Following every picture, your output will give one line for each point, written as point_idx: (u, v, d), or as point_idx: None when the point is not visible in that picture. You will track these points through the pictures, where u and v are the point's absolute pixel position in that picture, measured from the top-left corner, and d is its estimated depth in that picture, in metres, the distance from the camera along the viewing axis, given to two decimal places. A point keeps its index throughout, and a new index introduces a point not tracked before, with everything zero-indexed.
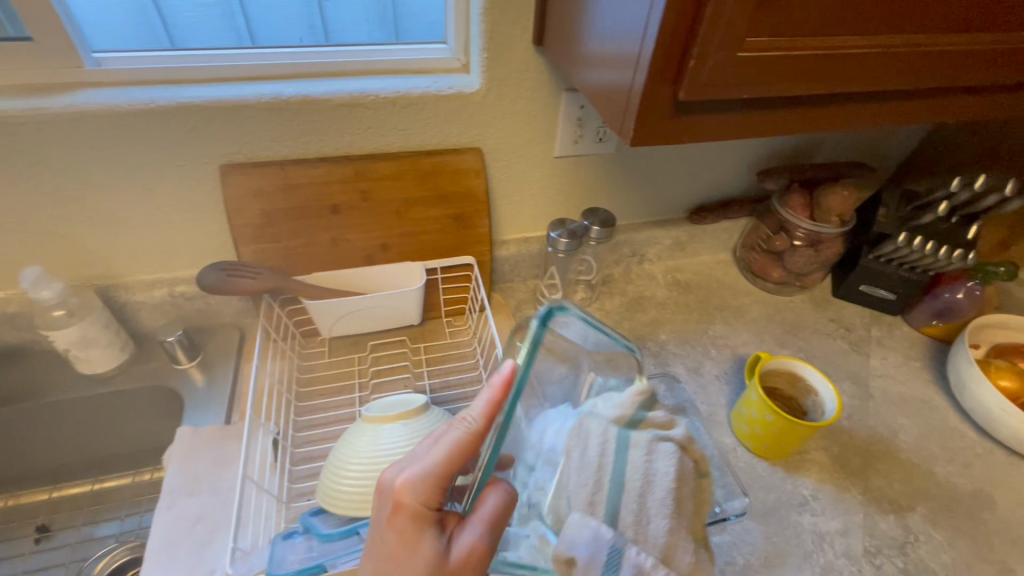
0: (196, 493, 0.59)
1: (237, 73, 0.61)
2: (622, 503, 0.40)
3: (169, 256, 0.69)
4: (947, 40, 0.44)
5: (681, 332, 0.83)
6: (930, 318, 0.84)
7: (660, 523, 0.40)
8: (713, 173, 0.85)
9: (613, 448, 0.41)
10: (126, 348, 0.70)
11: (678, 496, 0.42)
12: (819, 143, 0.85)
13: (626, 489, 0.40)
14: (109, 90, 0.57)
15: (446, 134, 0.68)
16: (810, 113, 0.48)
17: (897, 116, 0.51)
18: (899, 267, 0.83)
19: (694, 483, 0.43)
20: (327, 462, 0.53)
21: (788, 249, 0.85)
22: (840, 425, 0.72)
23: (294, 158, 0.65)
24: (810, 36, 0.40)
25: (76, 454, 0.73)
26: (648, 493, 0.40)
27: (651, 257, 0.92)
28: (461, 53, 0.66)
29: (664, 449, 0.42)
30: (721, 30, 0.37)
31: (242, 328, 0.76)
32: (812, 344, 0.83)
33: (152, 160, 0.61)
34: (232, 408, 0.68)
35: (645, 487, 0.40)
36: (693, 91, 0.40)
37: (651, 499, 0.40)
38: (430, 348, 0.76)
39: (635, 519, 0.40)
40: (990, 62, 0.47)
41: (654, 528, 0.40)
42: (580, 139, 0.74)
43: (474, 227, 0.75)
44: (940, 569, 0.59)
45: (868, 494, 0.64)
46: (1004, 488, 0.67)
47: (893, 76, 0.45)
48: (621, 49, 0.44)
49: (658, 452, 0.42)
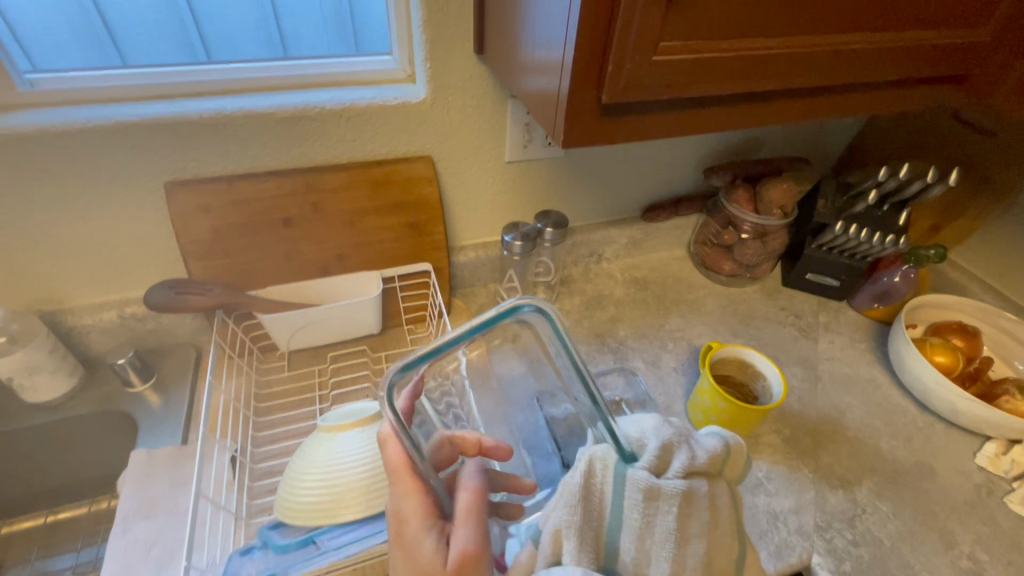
0: (152, 515, 0.58)
1: (179, 90, 0.61)
2: (620, 539, 0.37)
3: (118, 277, 0.68)
4: (850, 40, 0.47)
5: (639, 327, 0.85)
6: (872, 301, 0.88)
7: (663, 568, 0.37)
8: (662, 172, 0.88)
9: (612, 484, 0.38)
10: (75, 373, 0.68)
11: (685, 533, 0.38)
12: (760, 139, 0.89)
13: (625, 528, 0.37)
14: (43, 111, 0.57)
15: (395, 143, 0.69)
16: (733, 112, 0.50)
17: (817, 111, 0.54)
18: (840, 255, 0.87)
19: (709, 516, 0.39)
20: (284, 475, 0.53)
21: (737, 242, 0.88)
22: (791, 408, 0.75)
23: (243, 173, 0.65)
24: (720, 39, 0.43)
25: (25, 488, 0.71)
26: (651, 534, 0.37)
27: (609, 256, 0.95)
28: (407, 64, 0.67)
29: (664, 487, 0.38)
30: (634, 35, 0.39)
31: (198, 347, 0.75)
32: (764, 332, 0.86)
33: (93, 180, 0.60)
34: (189, 427, 0.67)
35: (648, 526, 0.37)
36: (614, 93, 0.43)
37: (658, 542, 0.37)
38: (391, 356, 0.77)
39: (637, 558, 0.37)
40: (893, 58, 0.50)
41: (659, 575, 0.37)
42: (529, 144, 0.76)
43: (430, 234, 0.76)
44: (886, 538, 0.61)
45: (818, 472, 0.67)
46: (943, 458, 0.70)
47: (804, 74, 0.48)
48: (550, 56, 0.46)
49: (662, 492, 0.38)
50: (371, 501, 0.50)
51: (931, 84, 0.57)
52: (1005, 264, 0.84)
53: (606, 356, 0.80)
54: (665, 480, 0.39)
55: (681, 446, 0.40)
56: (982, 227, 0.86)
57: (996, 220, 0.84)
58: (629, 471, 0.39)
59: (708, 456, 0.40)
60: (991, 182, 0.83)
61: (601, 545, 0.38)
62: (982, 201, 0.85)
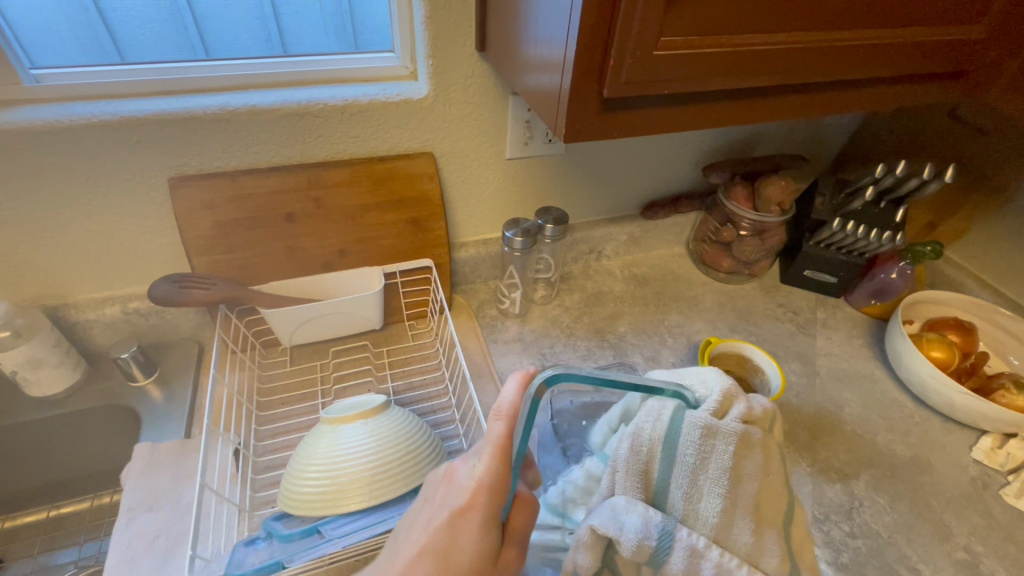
0: (156, 508, 0.58)
1: (182, 86, 0.61)
2: (673, 475, 0.42)
3: (122, 273, 0.69)
4: (847, 35, 0.48)
5: (638, 323, 0.86)
6: (869, 298, 0.89)
7: (713, 502, 0.41)
8: (662, 169, 0.89)
9: (666, 427, 0.42)
10: (78, 368, 0.68)
11: (738, 475, 0.42)
12: (759, 137, 0.90)
13: (678, 465, 0.42)
14: (47, 107, 0.57)
15: (397, 140, 0.70)
16: (733, 107, 0.51)
17: (816, 107, 0.55)
18: (837, 251, 0.88)
19: (761, 459, 0.43)
20: (288, 467, 0.54)
21: (735, 239, 0.89)
22: (789, 403, 0.75)
23: (245, 169, 0.65)
24: (719, 35, 0.43)
25: (27, 482, 0.71)
26: (704, 470, 0.42)
27: (608, 253, 0.95)
28: (409, 61, 0.68)
29: (722, 428, 0.42)
30: (634, 30, 0.40)
31: (200, 343, 0.75)
32: (762, 328, 0.87)
33: (97, 175, 0.60)
34: (192, 421, 0.67)
35: (703, 463, 0.42)
36: (615, 88, 0.43)
37: (711, 479, 0.42)
38: (392, 352, 0.77)
39: (689, 493, 0.42)
40: (890, 54, 0.51)
41: (709, 511, 0.41)
42: (530, 141, 0.76)
43: (431, 230, 0.76)
44: (883, 530, 0.62)
45: (816, 465, 0.68)
46: (939, 452, 0.71)
47: (802, 70, 0.48)
48: (552, 52, 0.47)
49: (719, 430, 0.41)
50: (373, 491, 0.51)
51: (927, 81, 0.58)
52: (1001, 260, 0.85)
53: (606, 352, 0.80)
54: (726, 423, 0.42)
55: (739, 399, 0.44)
56: (978, 223, 0.87)
57: (992, 217, 0.85)
58: (685, 415, 0.43)
59: (762, 408, 0.44)
60: (987, 179, 0.83)
61: (656, 483, 0.43)
62: (978, 198, 0.86)
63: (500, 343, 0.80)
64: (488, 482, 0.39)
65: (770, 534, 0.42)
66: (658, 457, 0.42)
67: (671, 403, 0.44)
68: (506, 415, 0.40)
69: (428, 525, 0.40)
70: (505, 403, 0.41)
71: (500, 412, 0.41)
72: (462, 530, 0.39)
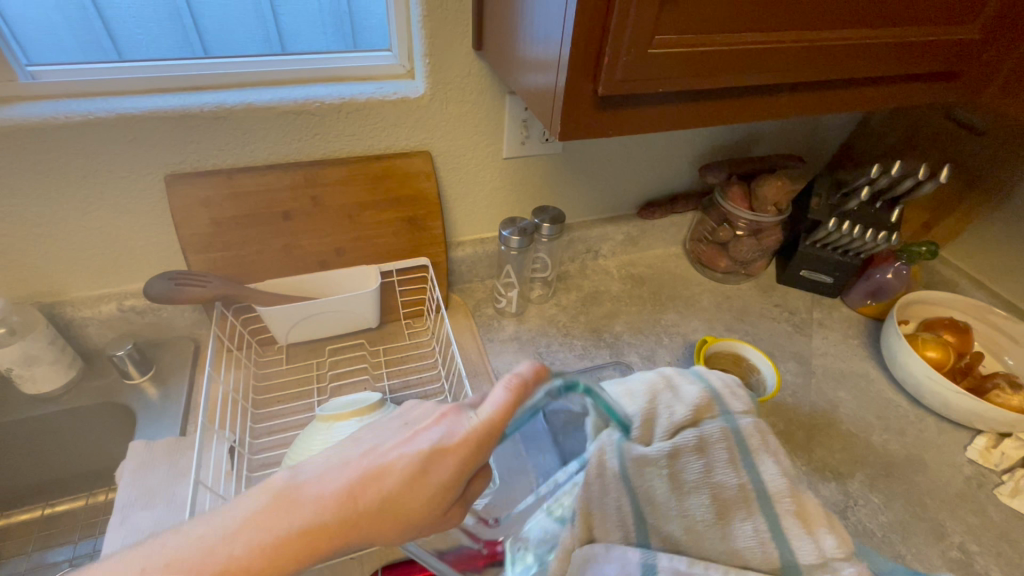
0: (150, 505, 0.58)
1: (179, 84, 0.61)
2: (642, 503, 0.40)
3: (118, 270, 0.69)
4: (842, 35, 0.48)
5: (635, 323, 0.86)
6: (864, 298, 0.89)
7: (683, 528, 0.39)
8: (658, 169, 0.89)
9: (618, 461, 0.41)
10: (73, 365, 0.68)
11: (681, 486, 0.40)
12: (755, 137, 0.90)
13: (643, 497, 0.40)
14: (44, 104, 0.57)
15: (394, 138, 0.70)
16: (728, 106, 0.51)
17: (810, 106, 0.55)
18: (833, 251, 0.88)
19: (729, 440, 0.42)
20: (284, 464, 0.54)
21: (732, 239, 0.89)
22: (785, 402, 0.76)
23: (242, 166, 0.65)
24: (713, 34, 0.43)
25: (22, 480, 0.71)
26: (674, 489, 0.40)
27: (605, 253, 0.95)
28: (406, 59, 0.68)
29: (652, 454, 0.41)
30: (629, 28, 0.40)
31: (197, 340, 0.75)
32: (758, 328, 0.87)
33: (93, 172, 0.60)
34: (187, 419, 0.67)
35: (677, 472, 0.40)
36: (610, 87, 0.44)
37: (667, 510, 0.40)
38: (389, 350, 0.77)
39: (660, 518, 0.40)
40: (884, 54, 0.51)
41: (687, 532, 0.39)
42: (527, 140, 0.76)
43: (428, 228, 0.76)
44: (877, 529, 0.62)
45: (811, 464, 0.68)
46: (934, 451, 0.71)
47: (798, 69, 0.49)
48: (547, 50, 0.47)
49: (679, 450, 0.41)
50: None
51: (921, 81, 0.58)
52: (996, 260, 0.86)
53: (603, 351, 0.80)
54: (676, 436, 0.42)
55: (683, 401, 0.44)
56: (973, 223, 0.87)
57: (987, 217, 0.86)
58: (627, 447, 0.41)
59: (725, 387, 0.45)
60: (982, 180, 0.84)
61: (631, 516, 0.40)
62: (973, 199, 0.86)
63: (496, 342, 0.80)
64: (474, 438, 0.37)
65: (759, 515, 0.39)
66: (621, 487, 0.40)
67: (611, 431, 0.43)
68: (517, 388, 0.38)
69: (399, 452, 0.38)
70: (518, 381, 0.38)
71: (510, 383, 0.38)
72: (429, 469, 0.37)
